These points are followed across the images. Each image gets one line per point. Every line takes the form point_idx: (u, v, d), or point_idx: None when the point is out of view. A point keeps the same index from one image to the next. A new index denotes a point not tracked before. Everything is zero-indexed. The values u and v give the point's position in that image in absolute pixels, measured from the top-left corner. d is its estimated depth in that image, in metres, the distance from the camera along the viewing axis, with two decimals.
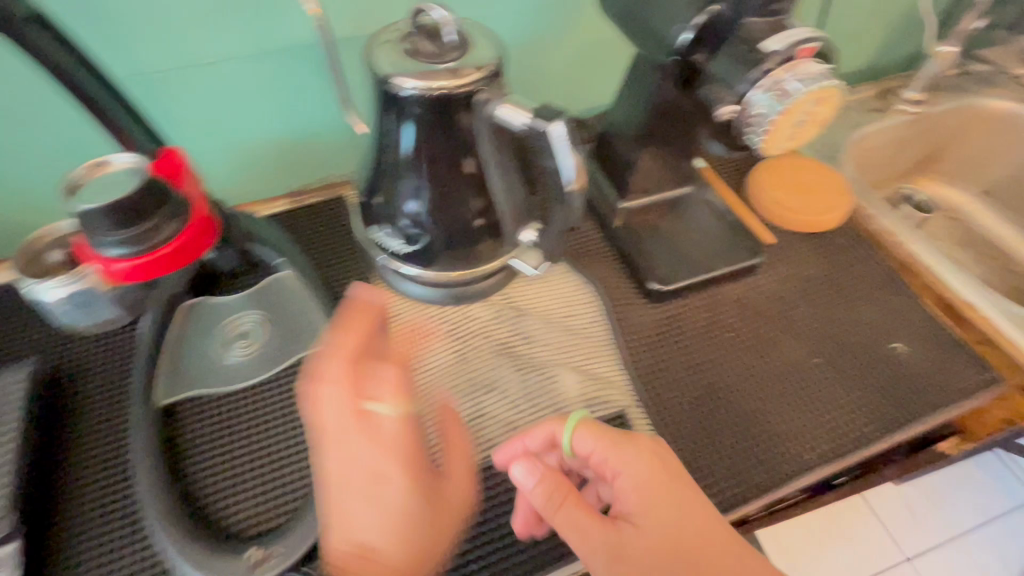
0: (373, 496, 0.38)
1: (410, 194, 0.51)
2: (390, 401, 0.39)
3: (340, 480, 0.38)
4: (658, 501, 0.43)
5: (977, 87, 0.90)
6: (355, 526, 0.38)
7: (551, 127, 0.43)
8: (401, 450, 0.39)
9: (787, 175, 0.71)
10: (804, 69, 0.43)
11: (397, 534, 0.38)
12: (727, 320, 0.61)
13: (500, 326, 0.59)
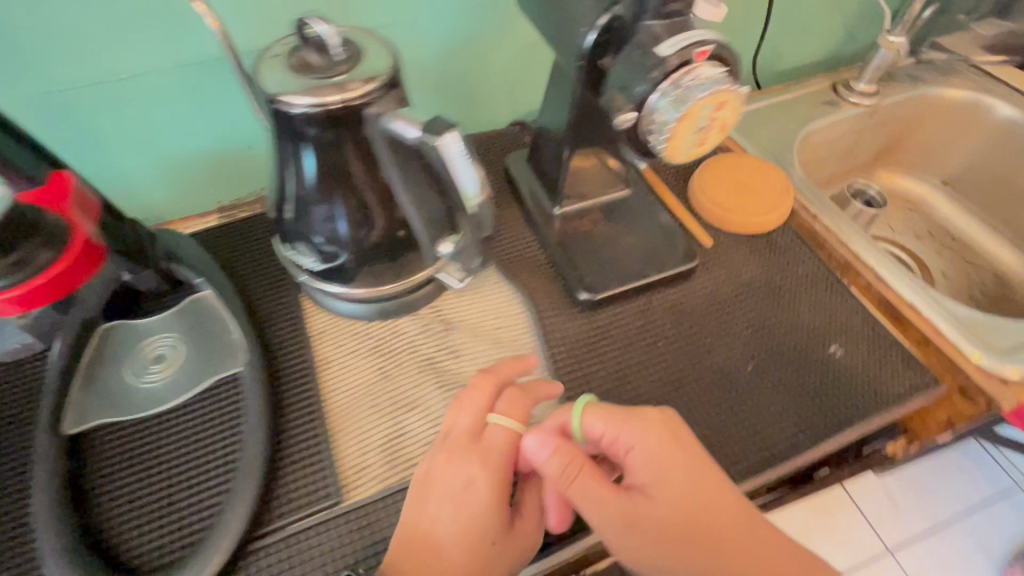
0: (461, 505, 0.44)
1: (321, 211, 0.50)
2: (512, 420, 0.47)
3: (438, 484, 0.45)
4: (670, 476, 0.43)
5: (933, 76, 0.88)
6: (434, 522, 0.44)
7: (444, 141, 0.44)
8: (499, 463, 0.45)
9: (727, 176, 0.70)
10: (701, 74, 0.41)
11: (469, 534, 0.43)
12: (659, 327, 0.59)
13: (429, 340, 0.58)
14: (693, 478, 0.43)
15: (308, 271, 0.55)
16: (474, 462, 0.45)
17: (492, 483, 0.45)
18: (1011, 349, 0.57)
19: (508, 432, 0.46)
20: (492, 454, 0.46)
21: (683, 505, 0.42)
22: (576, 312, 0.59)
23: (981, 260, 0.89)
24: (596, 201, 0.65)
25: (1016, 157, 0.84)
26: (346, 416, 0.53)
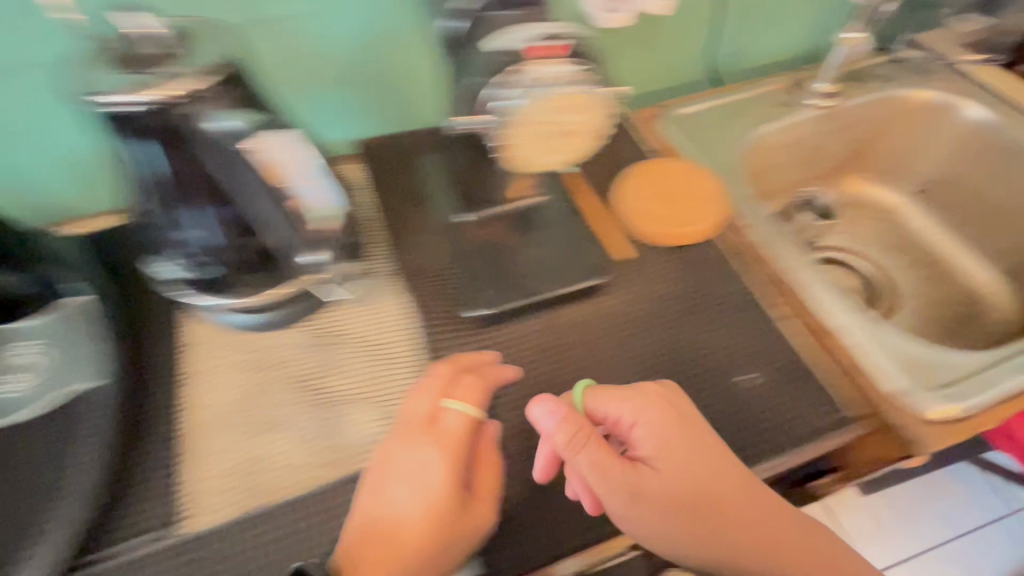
0: (425, 490, 0.43)
1: (184, 218, 0.46)
2: (465, 403, 0.45)
3: (393, 467, 0.44)
4: (675, 446, 0.46)
5: (908, 75, 0.81)
6: (392, 507, 0.43)
7: (281, 153, 0.43)
8: (460, 446, 0.44)
9: (658, 182, 0.64)
10: (540, 70, 0.40)
11: (432, 515, 0.42)
12: (557, 348, 0.55)
13: (308, 355, 0.54)
14: (692, 450, 0.45)
15: (190, 286, 0.51)
16: (433, 443, 0.44)
17: (449, 464, 0.43)
18: (947, 387, 0.52)
19: (465, 417, 0.45)
20: (450, 434, 0.44)
21: (690, 479, 0.45)
22: (463, 329, 0.55)
23: (952, 276, 0.82)
24: (505, 206, 0.60)
25: (993, 166, 0.77)
26: (205, 436, 0.49)
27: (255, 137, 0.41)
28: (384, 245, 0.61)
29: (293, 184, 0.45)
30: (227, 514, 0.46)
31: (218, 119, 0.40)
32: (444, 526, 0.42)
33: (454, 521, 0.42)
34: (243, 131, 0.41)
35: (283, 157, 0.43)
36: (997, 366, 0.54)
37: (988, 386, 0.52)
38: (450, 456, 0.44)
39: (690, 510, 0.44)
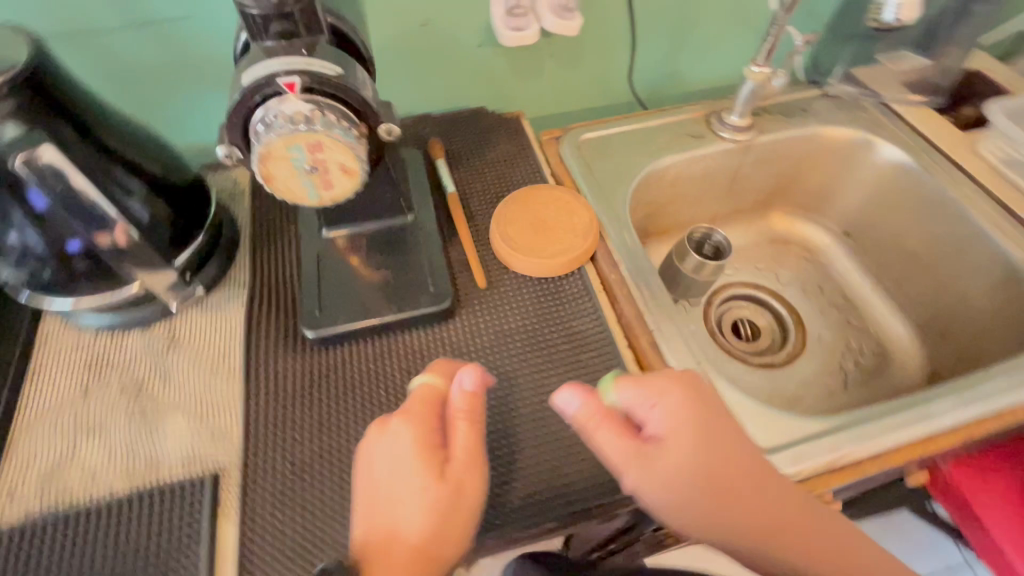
0: (410, 466, 0.43)
1: (6, 223, 0.46)
2: (430, 376, 0.48)
3: (373, 450, 0.44)
4: (692, 433, 0.44)
5: (834, 113, 0.79)
6: (387, 496, 0.42)
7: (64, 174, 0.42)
8: (431, 417, 0.45)
9: (531, 209, 0.64)
10: (291, 108, 0.34)
11: (427, 497, 0.42)
12: (390, 374, 0.55)
13: (148, 360, 0.55)
14: (700, 442, 0.43)
15: (22, 288, 0.51)
16: (400, 417, 0.45)
17: (420, 439, 0.44)
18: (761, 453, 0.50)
19: (430, 387, 0.47)
20: (427, 408, 0.46)
21: (704, 466, 0.43)
22: (299, 348, 0.55)
23: (866, 324, 0.79)
24: (369, 225, 0.61)
25: (909, 212, 0.75)
26: (27, 431, 0.51)
27: (34, 152, 0.40)
28: (250, 255, 0.62)
29: (76, 205, 0.44)
30: (22, 512, 0.46)
31: None
32: (440, 506, 0.42)
33: (452, 501, 0.42)
34: (15, 138, 0.40)
35: (73, 178, 0.43)
36: (827, 436, 0.52)
37: (806, 457, 0.50)
38: (424, 427, 0.44)
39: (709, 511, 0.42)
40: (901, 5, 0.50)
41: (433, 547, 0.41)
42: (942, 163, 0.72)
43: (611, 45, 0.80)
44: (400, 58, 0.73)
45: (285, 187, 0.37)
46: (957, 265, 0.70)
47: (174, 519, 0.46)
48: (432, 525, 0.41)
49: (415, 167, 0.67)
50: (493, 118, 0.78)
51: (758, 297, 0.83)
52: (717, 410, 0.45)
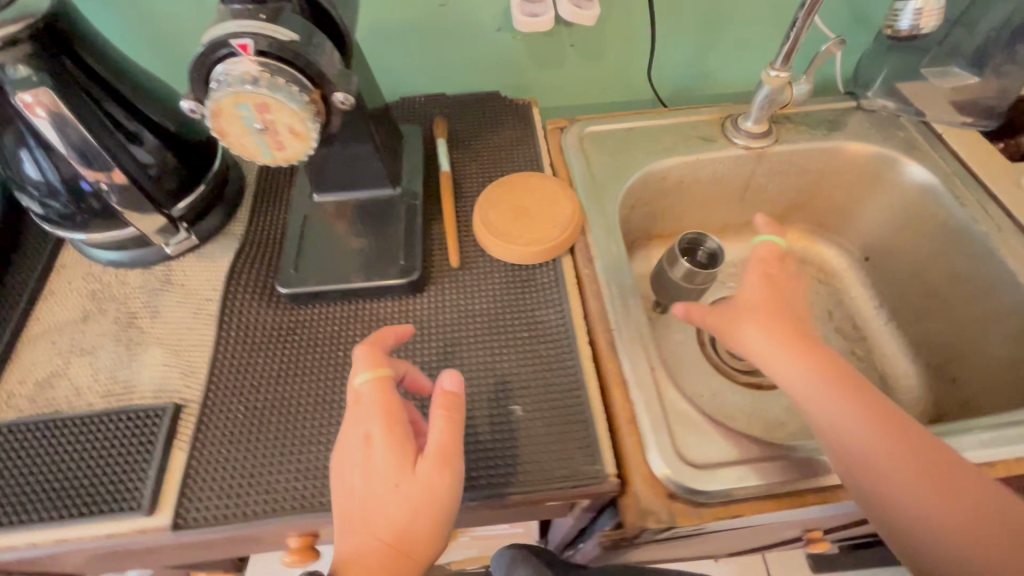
0: (382, 470, 0.42)
1: (27, 157, 0.51)
2: (364, 373, 0.45)
3: (338, 454, 0.43)
4: (768, 284, 0.51)
5: (865, 129, 0.74)
6: (362, 499, 0.41)
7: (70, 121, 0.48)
8: (390, 413, 0.43)
9: (517, 196, 0.64)
10: (240, 67, 0.36)
11: (405, 496, 0.41)
12: (351, 339, 0.57)
13: (143, 297, 0.60)
14: (773, 290, 0.50)
15: (46, 220, 0.56)
16: (361, 421, 0.43)
17: (386, 442, 0.42)
18: (703, 467, 0.48)
19: (375, 383, 0.45)
20: (382, 409, 0.44)
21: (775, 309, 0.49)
22: (273, 303, 0.58)
23: (873, 358, 0.74)
24: (358, 193, 0.63)
25: (934, 243, 0.69)
26: (30, 346, 0.57)
27: (39, 92, 0.46)
28: (248, 210, 0.66)
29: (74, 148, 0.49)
30: (12, 415, 0.52)
31: (8, 69, 0.45)
32: (413, 506, 0.41)
33: (432, 492, 0.41)
34: (28, 81, 0.46)
35: (75, 127, 0.48)
36: (773, 460, 0.49)
37: (752, 478, 0.48)
38: (388, 429, 0.43)
39: (801, 365, 0.46)
40: (918, 13, 0.47)
41: (409, 546, 0.40)
42: (977, 193, 0.66)
43: (636, 39, 0.78)
44: (419, 36, 0.75)
45: (240, 144, 0.39)
46: (979, 305, 0.64)
47: (133, 440, 0.50)
48: (407, 525, 0.41)
49: (413, 144, 0.69)
50: (504, 103, 0.78)
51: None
52: (788, 281, 0.52)
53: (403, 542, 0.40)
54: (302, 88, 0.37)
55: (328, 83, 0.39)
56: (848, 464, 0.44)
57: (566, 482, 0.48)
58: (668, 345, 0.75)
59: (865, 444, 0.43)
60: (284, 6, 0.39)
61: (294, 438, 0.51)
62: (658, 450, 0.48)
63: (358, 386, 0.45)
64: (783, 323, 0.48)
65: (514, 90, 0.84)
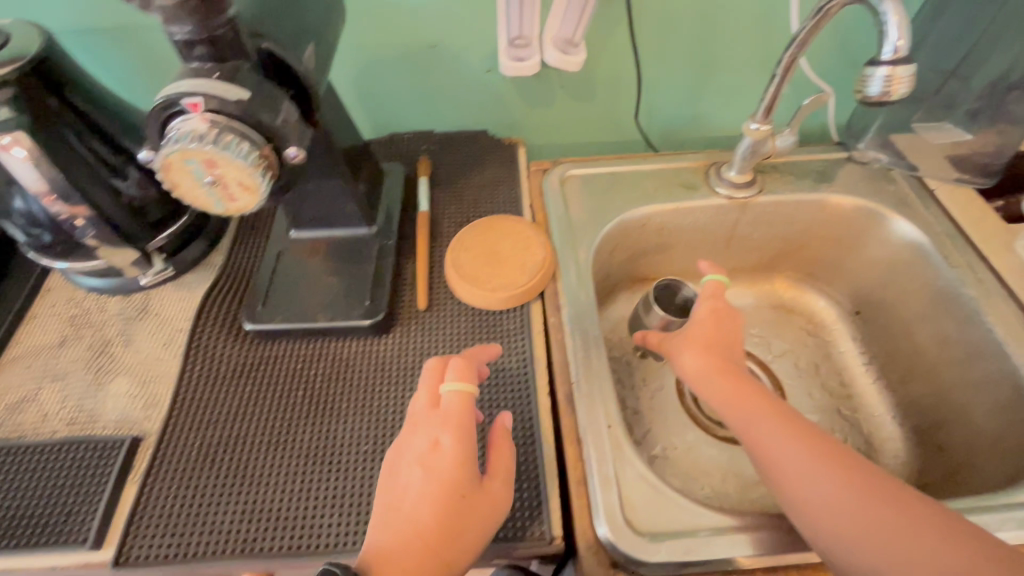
0: (442, 474, 0.44)
1: (12, 191, 0.52)
2: (455, 381, 0.48)
3: (407, 451, 0.46)
4: (713, 319, 0.57)
5: (854, 181, 0.72)
6: (417, 498, 0.43)
7: (47, 167, 0.49)
8: (468, 425, 0.46)
9: (490, 240, 0.65)
10: (189, 126, 0.38)
11: (463, 500, 0.43)
12: (312, 377, 0.57)
13: (119, 323, 0.61)
14: (717, 323, 0.57)
15: (29, 248, 0.58)
16: (438, 426, 0.46)
17: (457, 449, 0.45)
18: (649, 535, 0.46)
19: (461, 395, 0.48)
20: (459, 420, 0.46)
21: (715, 341, 0.55)
22: (239, 339, 0.59)
23: (859, 419, 0.70)
24: (334, 231, 0.64)
25: (922, 303, 0.67)
26: (6, 369, 0.58)
27: (18, 136, 0.47)
28: (230, 240, 0.67)
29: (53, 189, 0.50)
30: None
31: None
32: (465, 519, 0.43)
33: (494, 504, 0.45)
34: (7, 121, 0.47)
35: (48, 170, 0.49)
36: (723, 532, 0.47)
37: (701, 551, 0.46)
38: (463, 439, 0.46)
39: (742, 398, 0.50)
40: (889, 79, 0.46)
41: (449, 553, 0.42)
42: (966, 254, 0.64)
43: (625, 83, 0.79)
44: (409, 76, 0.76)
45: (191, 195, 0.41)
46: (964, 373, 0.62)
47: (88, 471, 0.51)
48: (449, 535, 0.42)
49: (395, 183, 0.70)
50: (490, 142, 0.79)
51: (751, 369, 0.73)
52: (734, 318, 0.58)
53: (443, 551, 0.41)
54: (252, 147, 0.38)
55: (279, 138, 0.40)
56: (805, 507, 0.44)
57: (525, 538, 0.47)
58: (645, 393, 0.73)
59: (823, 492, 0.44)
60: (243, 65, 0.40)
61: (245, 475, 0.51)
62: (603, 513, 0.47)
63: (444, 391, 0.48)
64: (726, 368, 0.53)
65: (502, 129, 0.85)
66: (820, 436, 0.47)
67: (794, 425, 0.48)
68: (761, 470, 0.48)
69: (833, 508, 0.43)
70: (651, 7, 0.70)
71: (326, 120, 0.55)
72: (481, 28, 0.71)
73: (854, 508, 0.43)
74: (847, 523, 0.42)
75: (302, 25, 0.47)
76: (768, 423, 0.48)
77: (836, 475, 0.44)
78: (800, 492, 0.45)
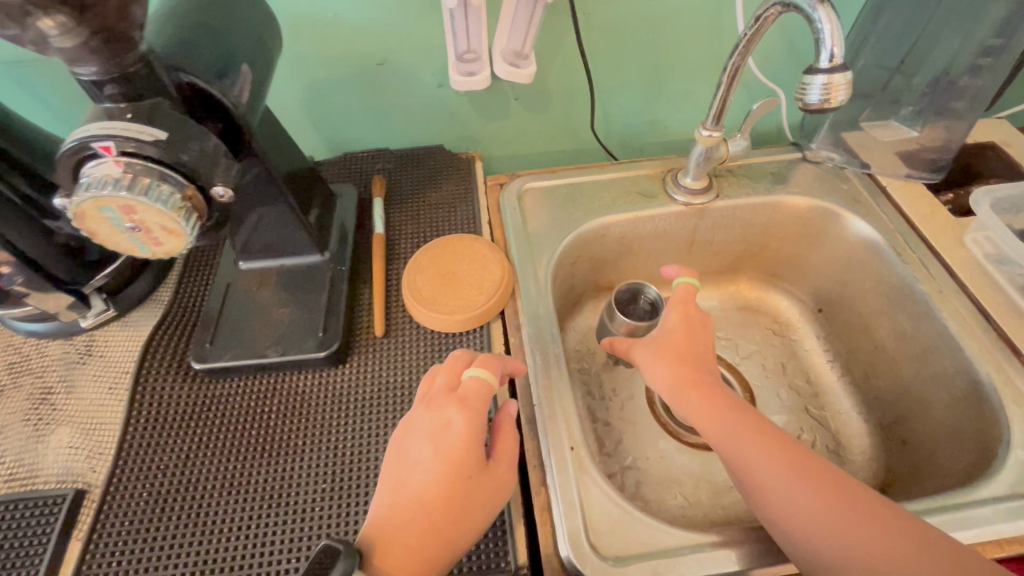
0: (449, 456, 0.44)
1: None
2: (480, 368, 0.49)
3: (418, 429, 0.46)
4: (685, 327, 0.56)
5: (808, 181, 0.73)
6: (425, 477, 0.44)
7: None
8: (484, 411, 0.47)
9: (447, 261, 0.64)
10: (101, 170, 0.36)
11: (468, 483, 0.44)
12: (267, 414, 0.55)
13: (60, 369, 0.58)
14: (687, 331, 0.56)
15: None
16: (453, 406, 0.47)
17: (469, 429, 0.45)
18: (613, 560, 0.46)
19: (481, 383, 0.48)
20: (472, 400, 0.47)
21: (686, 350, 0.54)
22: (188, 379, 0.57)
23: (827, 418, 0.70)
24: (284, 260, 0.62)
25: (879, 299, 0.67)
26: None
27: None
28: (178, 273, 0.65)
29: None
30: None
31: None
32: (468, 497, 0.44)
33: (496, 488, 0.46)
34: None
35: None
36: (690, 551, 0.46)
37: (668, 572, 0.45)
38: (476, 420, 0.46)
39: (716, 408, 0.49)
40: (827, 87, 0.46)
41: (449, 533, 0.43)
42: (918, 250, 0.65)
43: (579, 92, 0.78)
44: (360, 94, 0.75)
45: (112, 240, 0.40)
46: (923, 369, 0.62)
47: (29, 530, 0.49)
48: (451, 512, 0.43)
49: (348, 206, 0.69)
50: (446, 158, 0.77)
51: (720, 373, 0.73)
52: (704, 325, 0.57)
53: (445, 528, 0.43)
54: (172, 188, 0.37)
55: (203, 178, 0.39)
56: (782, 518, 0.43)
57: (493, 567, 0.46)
58: (615, 403, 0.72)
59: (798, 500, 0.43)
60: (160, 104, 0.38)
61: (197, 525, 0.49)
62: (567, 537, 0.47)
63: (465, 377, 0.49)
64: (698, 377, 0.52)
65: (460, 144, 0.84)
66: (793, 445, 0.47)
67: (767, 433, 0.47)
68: (736, 480, 0.47)
69: (809, 516, 0.43)
70: (598, 15, 0.69)
71: (265, 149, 0.53)
72: (428, 44, 0.70)
73: (828, 514, 0.42)
74: (825, 532, 0.42)
75: (229, 55, 0.45)
76: (741, 432, 0.47)
77: (810, 483, 0.44)
78: (777, 501, 0.44)
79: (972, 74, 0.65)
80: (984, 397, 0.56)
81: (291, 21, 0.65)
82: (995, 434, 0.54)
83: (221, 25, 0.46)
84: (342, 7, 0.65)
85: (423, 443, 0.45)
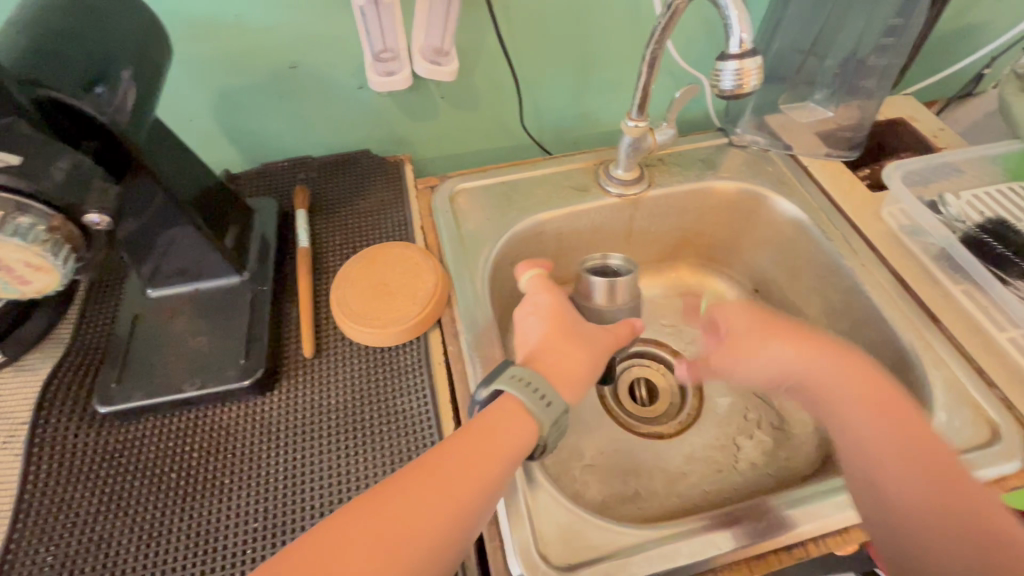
0: (552, 316, 0.55)
1: None
2: (527, 270, 0.61)
3: (521, 316, 0.57)
4: (770, 322, 0.58)
5: (737, 166, 0.74)
6: (540, 334, 0.53)
7: None
8: (557, 291, 0.58)
9: (377, 271, 0.61)
10: None
11: (572, 331, 0.53)
12: (190, 453, 0.51)
13: None
14: (775, 328, 0.57)
15: None
16: (537, 293, 0.58)
17: (556, 300, 0.56)
18: (564, 567, 0.45)
19: (539, 278, 0.60)
20: (552, 290, 0.58)
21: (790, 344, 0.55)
22: (95, 425, 0.51)
23: None
24: (198, 284, 0.57)
25: (809, 276, 0.69)
26: None
27: None
28: (80, 308, 0.59)
29: None
30: None
31: None
32: (576, 345, 0.52)
33: (599, 337, 0.55)
34: None
35: None
36: (641, 548, 0.46)
37: (619, 574, 0.44)
38: (556, 295, 0.57)
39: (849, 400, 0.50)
40: (739, 72, 0.46)
41: (577, 361, 0.51)
42: (842, 228, 0.67)
43: (505, 87, 0.76)
44: (274, 101, 0.71)
45: None
46: (855, 341, 0.64)
47: None
48: (571, 356, 0.51)
49: (267, 220, 0.65)
50: (372, 162, 0.74)
51: (666, 360, 0.75)
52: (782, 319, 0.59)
53: (576, 357, 0.51)
54: (35, 220, 0.35)
55: (72, 208, 0.36)
56: (901, 523, 0.44)
57: None
58: None
59: (916, 505, 0.44)
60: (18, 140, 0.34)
61: None
62: (516, 551, 0.45)
63: (526, 281, 0.60)
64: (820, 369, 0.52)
65: (388, 147, 0.81)
66: (908, 431, 0.47)
67: (882, 403, 0.49)
68: (856, 480, 0.47)
69: (928, 523, 0.43)
70: (516, 9, 0.68)
71: (161, 166, 0.48)
72: (341, 43, 0.67)
73: (947, 524, 0.42)
74: (937, 539, 0.42)
75: (101, 62, 0.40)
76: (852, 400, 0.50)
77: (930, 490, 0.44)
78: (897, 505, 0.44)
79: (878, 53, 0.68)
80: (909, 363, 0.58)
81: (186, 24, 0.60)
82: (921, 399, 0.56)
83: (90, 31, 0.41)
84: (242, 7, 0.60)
85: (530, 320, 0.55)
